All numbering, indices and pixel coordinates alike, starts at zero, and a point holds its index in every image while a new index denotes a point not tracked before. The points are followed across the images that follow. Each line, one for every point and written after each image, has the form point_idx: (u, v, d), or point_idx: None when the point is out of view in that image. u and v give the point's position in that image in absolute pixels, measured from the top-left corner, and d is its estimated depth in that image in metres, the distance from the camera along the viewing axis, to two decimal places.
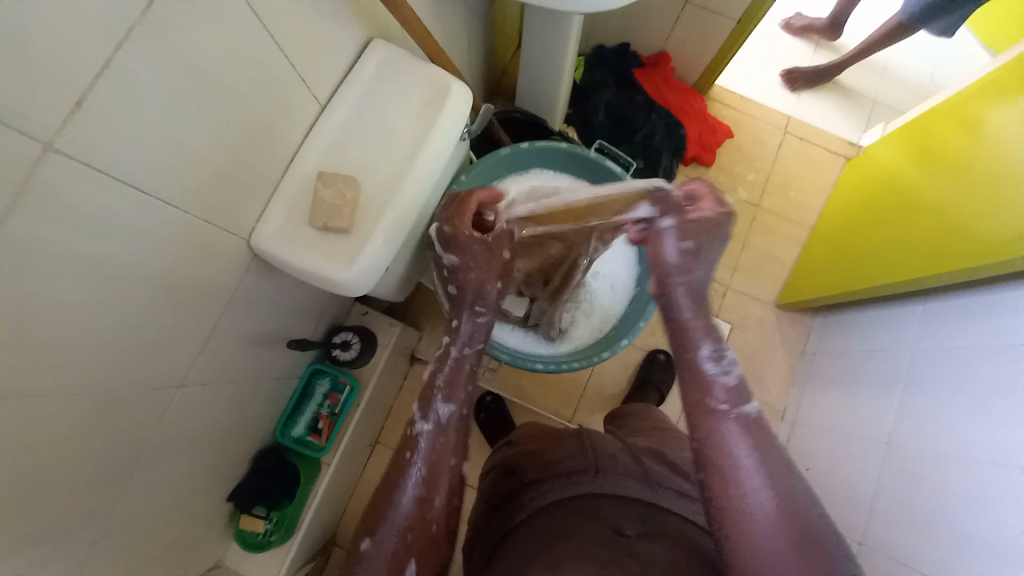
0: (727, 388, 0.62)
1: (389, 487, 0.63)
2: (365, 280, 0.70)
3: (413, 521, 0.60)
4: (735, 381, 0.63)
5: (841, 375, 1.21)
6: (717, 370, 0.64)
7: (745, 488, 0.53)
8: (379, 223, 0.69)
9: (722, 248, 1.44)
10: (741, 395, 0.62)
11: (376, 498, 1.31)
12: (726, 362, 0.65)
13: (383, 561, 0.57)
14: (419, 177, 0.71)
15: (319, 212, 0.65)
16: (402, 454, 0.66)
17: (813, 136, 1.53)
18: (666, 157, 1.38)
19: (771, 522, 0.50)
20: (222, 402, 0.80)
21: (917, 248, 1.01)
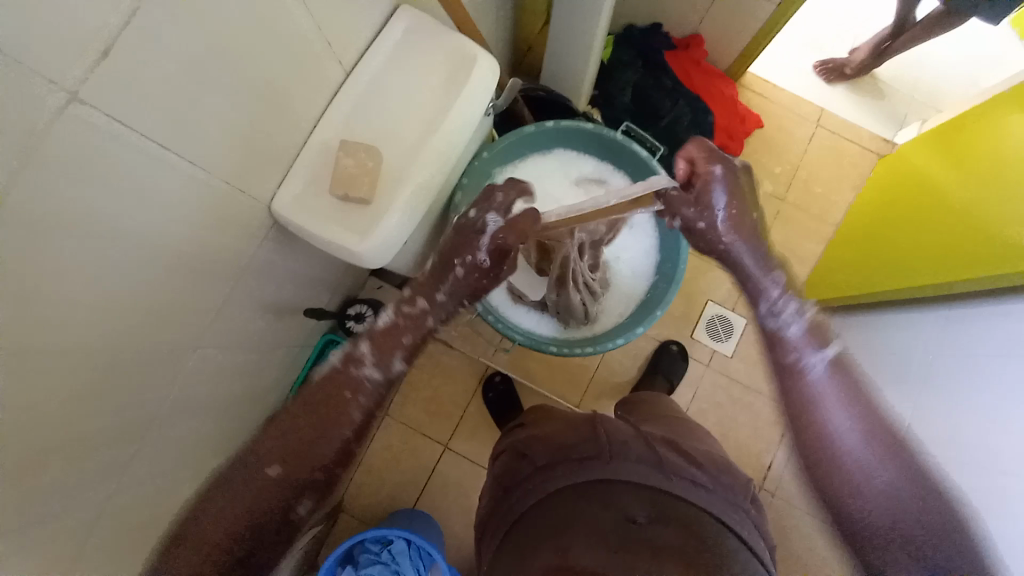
0: (798, 336, 0.61)
1: (313, 402, 0.62)
2: (381, 253, 0.69)
3: (305, 444, 0.59)
4: (806, 326, 0.62)
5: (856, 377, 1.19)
6: (780, 321, 0.63)
7: (839, 424, 0.54)
8: (398, 196, 0.68)
9: None
10: (809, 340, 0.60)
11: (381, 468, 1.35)
12: (791, 311, 0.63)
13: (256, 466, 0.57)
14: (439, 150, 0.70)
15: (338, 181, 0.65)
16: (341, 384, 0.63)
17: (846, 131, 1.47)
18: (691, 144, 1.35)
19: (862, 452, 0.52)
20: (237, 367, 0.82)
21: (943, 252, 0.97)
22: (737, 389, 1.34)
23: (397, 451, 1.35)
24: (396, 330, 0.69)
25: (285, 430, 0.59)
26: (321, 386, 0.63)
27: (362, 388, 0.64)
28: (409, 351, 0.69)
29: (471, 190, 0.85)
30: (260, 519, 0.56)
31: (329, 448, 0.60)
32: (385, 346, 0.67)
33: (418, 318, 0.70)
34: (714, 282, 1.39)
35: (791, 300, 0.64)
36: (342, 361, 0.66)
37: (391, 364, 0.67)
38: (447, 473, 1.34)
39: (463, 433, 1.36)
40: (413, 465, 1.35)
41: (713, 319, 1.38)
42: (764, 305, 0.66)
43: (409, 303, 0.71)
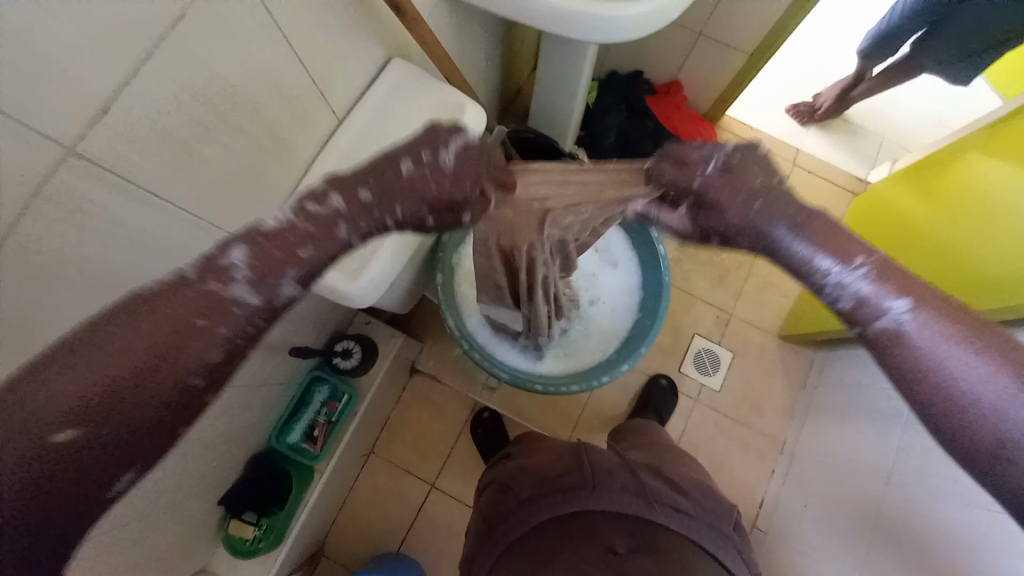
0: (849, 313, 0.37)
1: (135, 323, 0.31)
2: (369, 294, 0.70)
3: (124, 387, 0.30)
4: (857, 291, 0.37)
5: (840, 409, 1.20)
6: (832, 294, 0.39)
7: (927, 367, 0.33)
8: (386, 238, 0.70)
9: (726, 275, 1.44)
10: (884, 285, 0.36)
11: (366, 507, 1.31)
12: (839, 277, 0.38)
13: (27, 416, 0.28)
14: None
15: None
16: (197, 304, 0.32)
17: (821, 170, 1.54)
18: None
19: (986, 393, 0.31)
20: (218, 408, 0.80)
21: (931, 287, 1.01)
22: (727, 422, 1.34)
23: (384, 489, 1.32)
24: (302, 232, 0.37)
25: (98, 356, 0.29)
26: (147, 304, 0.31)
27: (225, 323, 0.33)
28: (314, 271, 0.37)
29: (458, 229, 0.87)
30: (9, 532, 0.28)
31: (153, 418, 0.31)
32: (295, 237, 0.36)
33: (330, 221, 0.38)
34: (701, 316, 1.41)
35: (846, 243, 0.39)
36: (193, 268, 0.33)
37: (283, 289, 0.35)
38: (434, 512, 1.30)
39: (450, 471, 1.33)
40: (399, 505, 1.31)
41: (701, 353, 1.39)
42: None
43: (313, 196, 0.38)
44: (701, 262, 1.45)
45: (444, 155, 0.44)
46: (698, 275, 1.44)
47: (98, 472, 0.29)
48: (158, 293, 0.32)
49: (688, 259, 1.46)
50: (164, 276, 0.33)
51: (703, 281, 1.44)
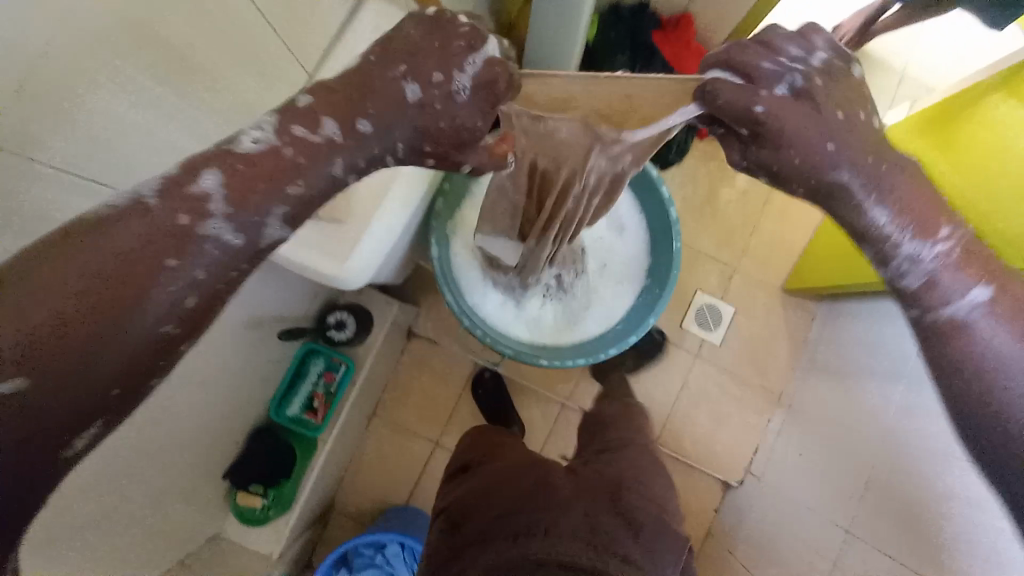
0: (921, 290, 0.46)
1: (113, 249, 0.35)
2: (356, 275, 0.65)
3: (100, 314, 0.34)
4: (923, 279, 0.46)
5: (840, 365, 1.20)
6: (904, 269, 0.47)
7: (970, 345, 0.43)
8: (371, 216, 0.63)
9: (730, 229, 1.40)
10: (960, 275, 0.44)
11: (373, 467, 1.34)
12: (914, 259, 0.46)
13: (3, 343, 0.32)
14: None
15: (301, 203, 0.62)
16: (163, 228, 0.37)
17: None
18: (681, 129, 1.30)
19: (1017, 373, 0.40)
20: (204, 394, 0.79)
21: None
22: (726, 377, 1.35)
23: (390, 449, 1.34)
24: (271, 161, 0.41)
25: (72, 285, 0.34)
26: (115, 226, 0.36)
27: (202, 254, 0.38)
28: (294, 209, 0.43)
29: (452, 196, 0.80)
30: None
31: (127, 343, 0.36)
32: (279, 185, 0.41)
33: (317, 154, 0.43)
34: (703, 272, 1.38)
35: (930, 221, 0.46)
36: (162, 194, 0.38)
37: (262, 224, 0.41)
38: (439, 471, 1.33)
39: (453, 431, 1.35)
40: (404, 464, 1.34)
41: (703, 309, 1.37)
42: (880, 242, 0.48)
43: (305, 122, 0.43)
44: (705, 215, 1.40)
45: (458, 80, 0.47)
46: (701, 230, 1.40)
47: (83, 390, 0.35)
48: (124, 217, 0.36)
49: (692, 213, 1.40)
50: (129, 203, 0.37)
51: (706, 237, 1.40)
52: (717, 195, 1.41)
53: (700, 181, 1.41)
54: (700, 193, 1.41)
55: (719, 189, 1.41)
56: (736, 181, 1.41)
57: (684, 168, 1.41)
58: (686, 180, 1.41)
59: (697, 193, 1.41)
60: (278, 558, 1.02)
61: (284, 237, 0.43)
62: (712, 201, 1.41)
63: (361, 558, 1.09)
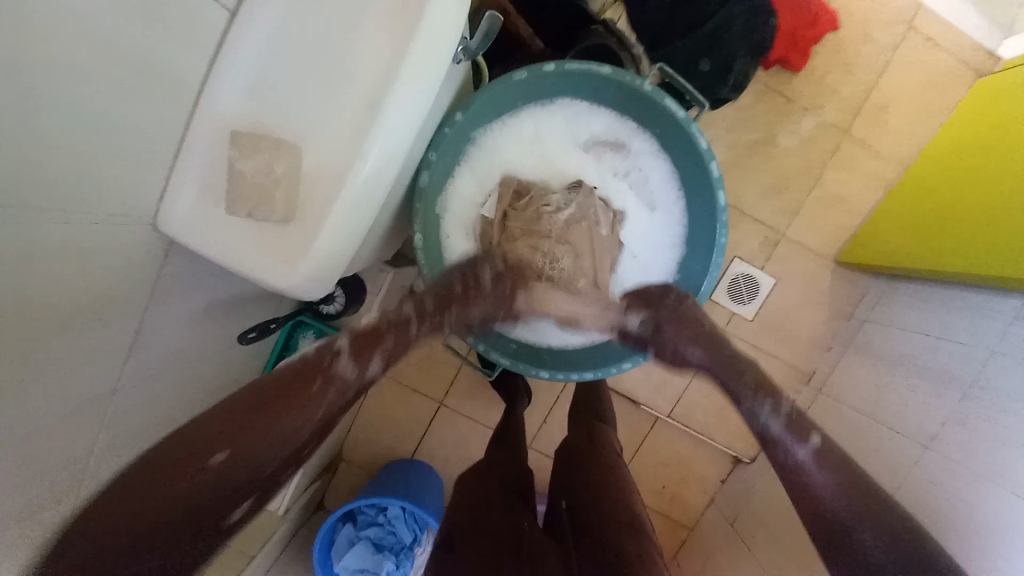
0: (780, 424, 0.53)
1: (264, 408, 0.46)
2: (323, 282, 0.51)
3: (254, 429, 0.45)
4: (782, 416, 0.54)
5: (891, 355, 1.06)
6: (761, 414, 0.55)
7: (811, 475, 0.49)
8: (333, 209, 0.48)
9: (785, 185, 1.18)
10: (797, 428, 0.52)
11: (377, 423, 1.32)
12: (763, 412, 0.55)
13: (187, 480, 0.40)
14: (383, 131, 0.47)
15: (240, 197, 0.48)
16: (388, 337, 0.57)
17: (942, 37, 1.14)
18: (740, 60, 1.03)
19: (842, 512, 0.46)
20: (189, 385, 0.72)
21: (968, 239, 0.90)
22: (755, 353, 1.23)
23: (392, 406, 1.31)
24: (405, 335, 0.58)
25: (237, 417, 0.45)
26: (282, 398, 0.48)
27: (339, 357, 0.54)
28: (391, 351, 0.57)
29: (442, 168, 0.64)
30: (136, 560, 0.37)
31: (283, 445, 0.46)
32: (366, 337, 0.56)
33: (403, 338, 0.58)
34: (745, 235, 1.20)
35: (805, 426, 0.53)
36: (318, 348, 0.54)
37: (370, 366, 0.55)
38: (442, 431, 1.30)
39: (456, 392, 1.30)
40: (408, 421, 1.31)
41: (739, 278, 1.21)
42: (774, 436, 0.53)
43: (394, 311, 0.59)
44: (757, 168, 1.18)
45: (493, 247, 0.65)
46: (750, 185, 1.19)
47: (253, 483, 0.44)
48: (287, 388, 0.49)
49: (742, 165, 1.19)
50: (287, 364, 0.52)
51: (755, 193, 1.19)
52: (774, 144, 1.18)
53: (756, 125, 1.18)
54: (755, 138, 1.18)
55: (778, 136, 1.17)
56: (800, 124, 1.17)
57: (738, 106, 1.17)
58: (740, 121, 1.17)
59: (750, 140, 1.18)
60: (283, 513, 1.05)
61: (378, 369, 0.56)
62: (767, 148, 1.18)
63: (364, 516, 1.13)
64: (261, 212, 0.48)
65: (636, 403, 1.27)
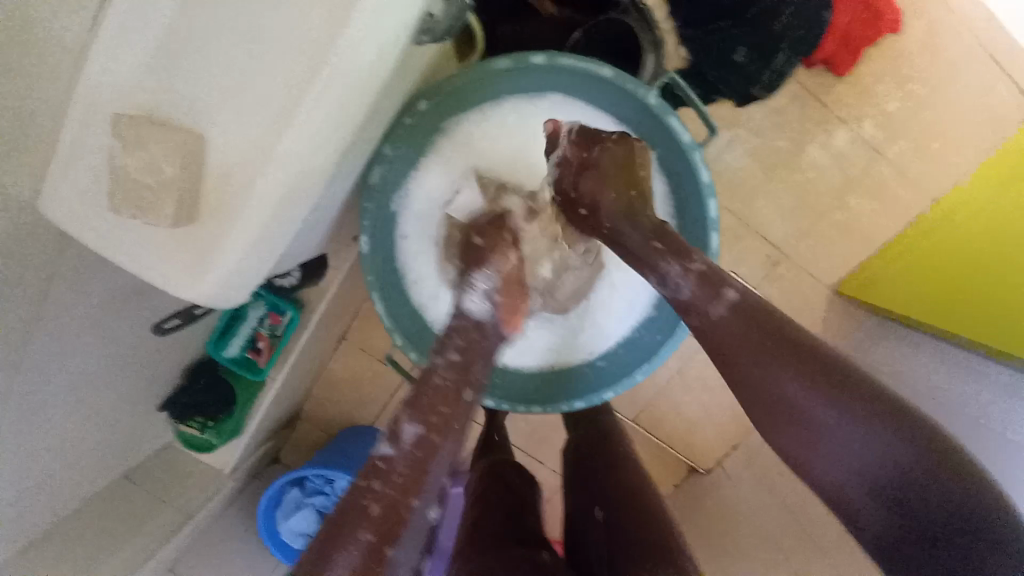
0: (695, 289, 0.48)
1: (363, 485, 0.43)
2: (237, 296, 0.44)
3: (378, 503, 0.42)
4: (692, 284, 0.48)
5: (880, 400, 0.99)
6: (676, 284, 0.49)
7: (765, 369, 0.45)
8: (248, 215, 0.40)
9: (801, 202, 1.08)
10: (708, 289, 0.48)
11: (339, 389, 1.28)
12: (676, 278, 0.49)
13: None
14: (312, 125, 0.39)
15: (122, 192, 0.39)
16: (424, 461, 0.44)
17: (1016, 59, 1.00)
18: (782, 52, 0.91)
19: (806, 397, 0.43)
20: (99, 353, 0.68)
21: (965, 304, 0.85)
22: None
23: (355, 375, 1.27)
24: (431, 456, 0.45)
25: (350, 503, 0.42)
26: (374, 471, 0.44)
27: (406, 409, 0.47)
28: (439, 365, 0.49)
29: (403, 163, 0.56)
30: None
31: (414, 500, 0.43)
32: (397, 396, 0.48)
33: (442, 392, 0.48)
34: (747, 250, 1.11)
35: (720, 283, 0.48)
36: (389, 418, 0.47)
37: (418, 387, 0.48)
38: None
39: None
40: (371, 391, 1.27)
41: (731, 295, 1.13)
42: (694, 306, 0.48)
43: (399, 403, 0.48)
44: (776, 179, 1.08)
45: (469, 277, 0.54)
46: (762, 197, 1.09)
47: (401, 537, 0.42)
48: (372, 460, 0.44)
49: (759, 173, 1.08)
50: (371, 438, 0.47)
51: (767, 206, 1.09)
52: (800, 155, 1.06)
53: (784, 131, 1.05)
54: (780, 144, 1.06)
55: (806, 146, 1.06)
56: (833, 136, 1.05)
57: (769, 106, 1.04)
58: (766, 124, 1.05)
59: (775, 147, 1.06)
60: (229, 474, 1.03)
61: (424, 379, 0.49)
62: (790, 159, 1.06)
63: (312, 483, 1.13)
64: (151, 214, 0.39)
65: None
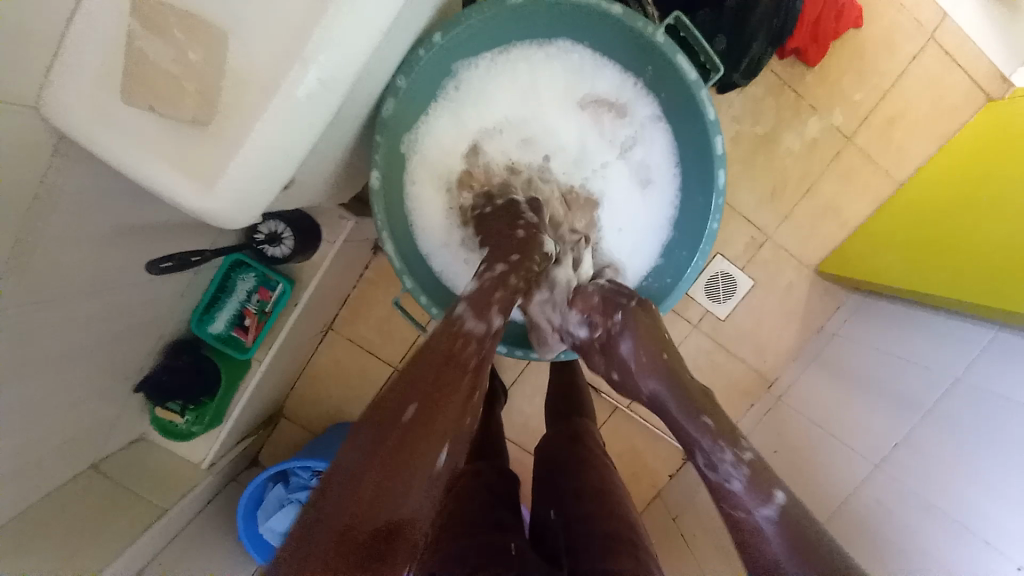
0: (743, 491, 0.48)
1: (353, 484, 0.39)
2: (247, 209, 0.42)
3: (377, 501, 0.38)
4: (745, 476, 0.48)
5: (863, 371, 1.01)
6: (719, 475, 0.49)
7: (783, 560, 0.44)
8: (263, 116, 0.38)
9: (781, 185, 1.13)
10: (758, 490, 0.47)
11: (323, 382, 1.23)
12: (727, 464, 0.49)
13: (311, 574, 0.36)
14: (329, 30, 0.37)
15: (141, 85, 0.38)
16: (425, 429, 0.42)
17: (961, 55, 1.10)
18: (760, 40, 0.94)
19: None
20: (82, 318, 0.63)
21: (947, 262, 0.89)
22: (722, 354, 1.19)
23: (341, 368, 1.23)
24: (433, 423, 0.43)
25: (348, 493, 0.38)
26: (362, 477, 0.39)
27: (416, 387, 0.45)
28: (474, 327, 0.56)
29: (409, 98, 0.57)
30: None
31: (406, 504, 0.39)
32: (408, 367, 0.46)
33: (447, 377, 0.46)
34: (731, 232, 1.15)
35: (767, 485, 0.48)
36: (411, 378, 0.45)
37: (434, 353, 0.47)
38: None
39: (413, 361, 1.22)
40: (358, 384, 1.23)
41: (719, 276, 1.16)
42: (732, 497, 0.48)
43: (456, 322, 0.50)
44: (756, 164, 1.13)
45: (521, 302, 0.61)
46: (745, 181, 1.13)
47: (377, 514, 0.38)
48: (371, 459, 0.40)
49: (740, 158, 1.13)
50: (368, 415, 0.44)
51: (750, 190, 1.14)
52: (776, 141, 1.12)
53: (762, 118, 1.11)
54: (759, 131, 1.12)
55: (782, 132, 1.12)
56: (807, 124, 1.11)
57: (748, 94, 1.10)
58: (747, 112, 1.11)
59: (754, 133, 1.12)
60: (208, 468, 0.97)
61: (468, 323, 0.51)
62: (770, 145, 1.12)
63: (298, 479, 1.06)
64: (170, 109, 0.38)
65: (597, 391, 1.22)
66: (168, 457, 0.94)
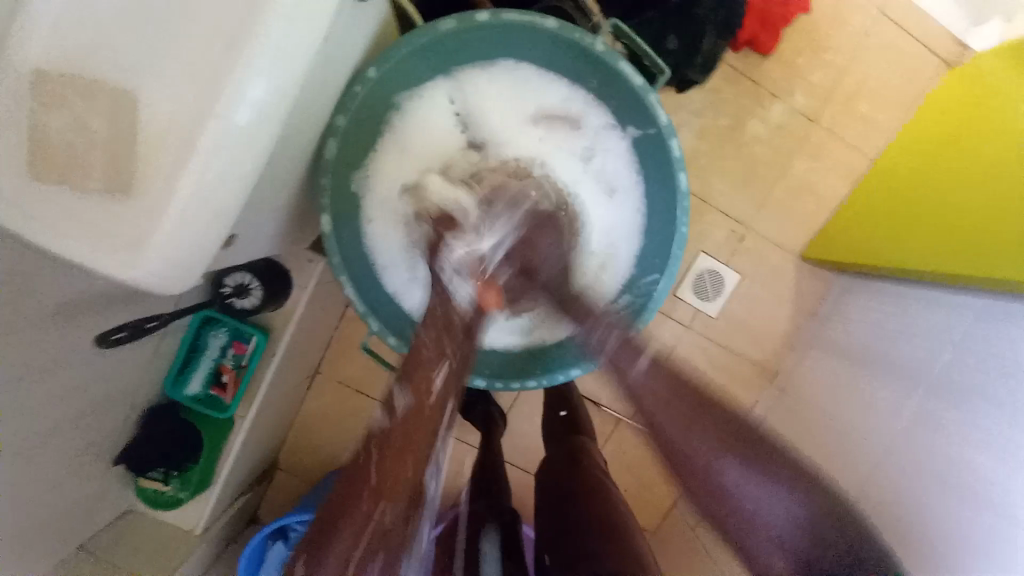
0: (623, 340, 0.46)
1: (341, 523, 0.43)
2: (185, 274, 0.40)
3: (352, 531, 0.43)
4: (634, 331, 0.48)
5: (860, 353, 0.99)
6: (602, 332, 0.46)
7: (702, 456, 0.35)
8: (182, 179, 0.37)
9: (753, 174, 1.12)
10: (627, 343, 0.44)
11: (316, 429, 1.20)
12: (611, 321, 0.48)
13: None
14: (240, 82, 0.36)
15: (42, 162, 0.36)
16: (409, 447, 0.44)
17: (913, 26, 1.10)
18: (711, 35, 0.94)
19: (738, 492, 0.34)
20: (44, 396, 0.61)
21: (926, 233, 0.87)
22: (720, 351, 1.16)
23: (333, 411, 1.19)
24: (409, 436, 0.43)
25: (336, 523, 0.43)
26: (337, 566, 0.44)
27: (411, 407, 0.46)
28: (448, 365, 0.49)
29: (353, 137, 0.56)
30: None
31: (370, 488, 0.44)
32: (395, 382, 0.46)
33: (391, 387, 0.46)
34: (711, 227, 1.13)
35: (655, 362, 0.40)
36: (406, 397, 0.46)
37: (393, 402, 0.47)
38: None
39: None
40: (352, 426, 1.19)
41: (704, 272, 1.14)
42: (615, 361, 0.43)
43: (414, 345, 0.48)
44: (725, 156, 1.12)
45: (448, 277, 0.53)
46: (717, 175, 1.12)
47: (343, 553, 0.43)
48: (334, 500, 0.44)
49: (709, 153, 1.12)
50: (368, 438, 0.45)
51: (723, 184, 1.12)
52: (742, 131, 1.11)
53: (724, 111, 1.11)
54: (723, 123, 1.11)
55: (746, 122, 1.11)
56: (770, 111, 1.11)
57: (707, 89, 1.10)
58: (708, 107, 1.10)
59: (719, 126, 1.11)
60: (202, 534, 0.91)
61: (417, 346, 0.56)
62: (736, 137, 1.11)
63: (297, 533, 1.03)
64: (78, 184, 0.37)
65: (597, 404, 1.19)
66: (157, 529, 0.89)
